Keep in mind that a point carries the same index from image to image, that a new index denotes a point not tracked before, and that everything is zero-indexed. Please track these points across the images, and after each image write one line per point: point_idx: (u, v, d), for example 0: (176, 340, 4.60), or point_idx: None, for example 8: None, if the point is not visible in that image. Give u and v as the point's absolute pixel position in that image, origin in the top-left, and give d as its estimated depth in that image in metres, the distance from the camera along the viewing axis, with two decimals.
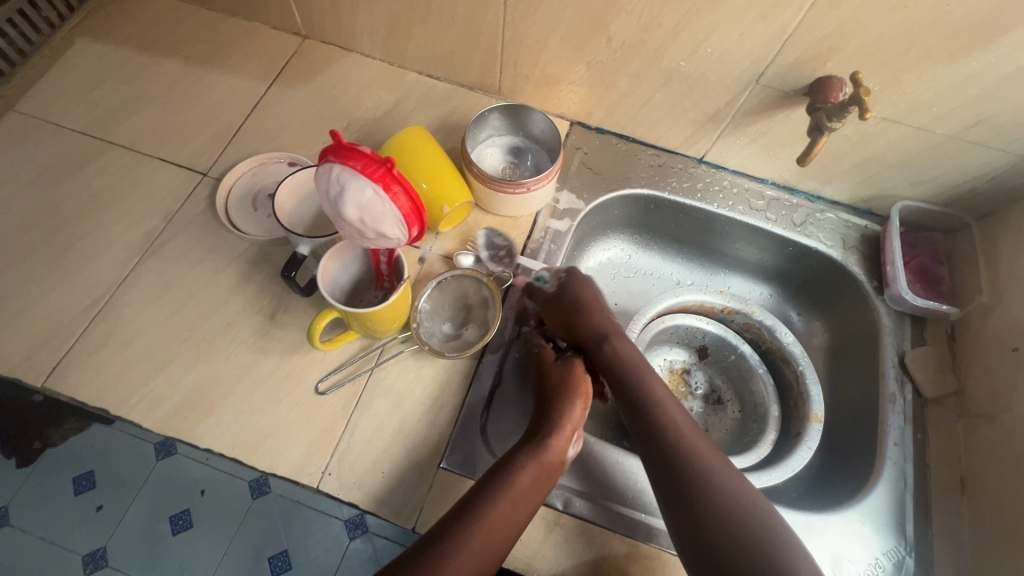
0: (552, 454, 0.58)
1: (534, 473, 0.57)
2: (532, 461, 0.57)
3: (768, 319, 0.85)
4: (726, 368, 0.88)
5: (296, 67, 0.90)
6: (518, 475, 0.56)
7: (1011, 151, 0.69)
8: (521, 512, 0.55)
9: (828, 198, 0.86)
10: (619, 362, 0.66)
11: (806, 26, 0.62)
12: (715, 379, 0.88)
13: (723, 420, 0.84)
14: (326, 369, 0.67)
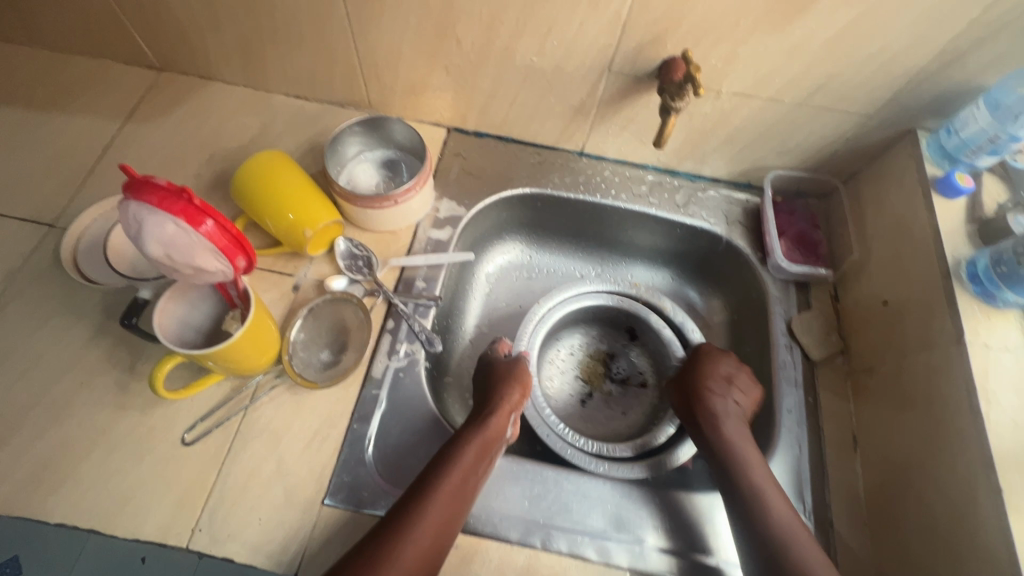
0: (493, 430, 0.63)
1: (476, 449, 0.60)
2: (472, 444, 0.60)
3: (679, 315, 0.84)
4: (652, 351, 0.86)
5: (152, 101, 0.85)
6: (461, 452, 0.59)
7: (857, 113, 0.71)
8: (463, 495, 0.57)
9: (708, 176, 0.87)
10: (729, 444, 0.65)
11: (637, 10, 0.62)
12: (640, 361, 0.87)
13: (642, 402, 0.84)
14: (193, 417, 0.63)
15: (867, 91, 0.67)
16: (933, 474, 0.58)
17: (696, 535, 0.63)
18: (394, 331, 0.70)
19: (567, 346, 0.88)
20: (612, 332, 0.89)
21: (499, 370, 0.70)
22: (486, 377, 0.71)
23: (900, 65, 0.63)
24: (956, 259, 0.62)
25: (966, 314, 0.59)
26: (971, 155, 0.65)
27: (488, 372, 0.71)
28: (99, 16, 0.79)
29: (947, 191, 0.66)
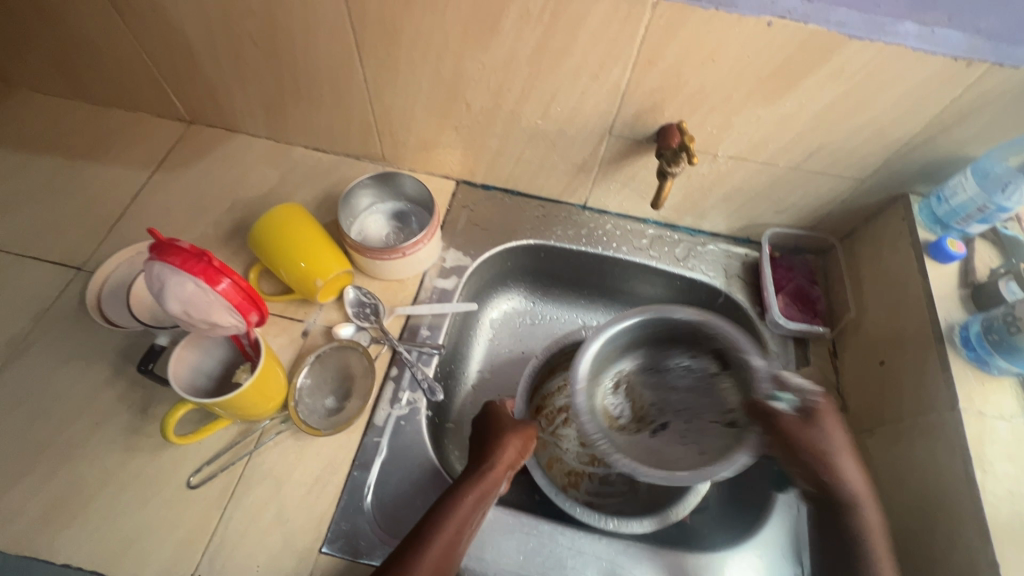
0: (489, 485, 0.62)
1: (473, 502, 0.60)
2: (465, 501, 0.60)
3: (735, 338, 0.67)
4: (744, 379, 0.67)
5: (180, 151, 0.91)
6: (457, 505, 0.59)
7: (850, 177, 0.73)
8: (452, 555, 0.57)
9: (708, 231, 0.89)
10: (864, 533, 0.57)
11: (635, 83, 0.66)
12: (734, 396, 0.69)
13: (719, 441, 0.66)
14: (199, 461, 0.65)
15: (858, 158, 0.70)
16: (931, 542, 0.58)
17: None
18: (398, 379, 0.72)
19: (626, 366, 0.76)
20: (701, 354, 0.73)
21: (500, 421, 0.70)
22: (487, 426, 0.70)
23: (889, 135, 0.66)
24: (949, 323, 0.64)
25: (961, 380, 0.60)
26: (962, 222, 0.67)
27: (491, 422, 0.70)
28: (137, 75, 0.85)
29: (939, 256, 0.67)
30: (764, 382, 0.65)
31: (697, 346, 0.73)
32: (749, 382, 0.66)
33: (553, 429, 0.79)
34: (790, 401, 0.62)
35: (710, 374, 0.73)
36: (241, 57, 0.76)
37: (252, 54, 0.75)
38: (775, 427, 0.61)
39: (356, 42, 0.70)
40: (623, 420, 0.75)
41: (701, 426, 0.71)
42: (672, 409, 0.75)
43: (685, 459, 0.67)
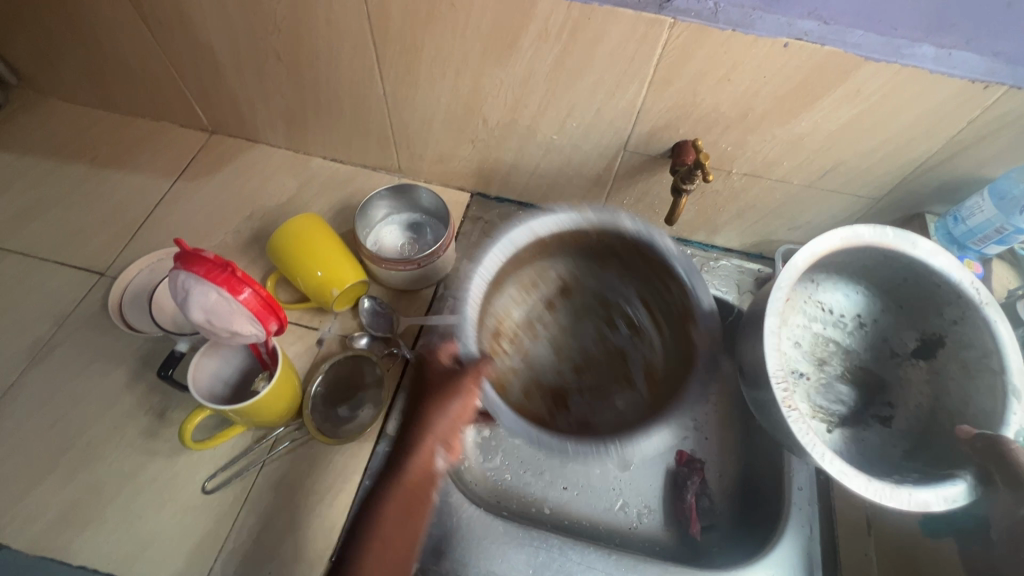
0: (417, 472, 0.52)
1: (401, 503, 0.51)
2: (394, 494, 0.51)
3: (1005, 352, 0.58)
4: (950, 380, 0.63)
5: (202, 160, 0.93)
6: (381, 509, 0.50)
7: (865, 196, 0.73)
8: (399, 554, 0.50)
9: (721, 246, 0.89)
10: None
11: (651, 100, 0.67)
12: (917, 387, 0.67)
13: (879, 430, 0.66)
14: (215, 466, 0.66)
15: (874, 176, 0.70)
16: None
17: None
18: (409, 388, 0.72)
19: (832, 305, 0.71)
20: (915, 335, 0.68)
21: (433, 380, 0.55)
22: (423, 383, 0.56)
23: (905, 155, 0.66)
24: None
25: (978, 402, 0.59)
26: (979, 243, 0.67)
27: (426, 378, 0.56)
28: (164, 86, 0.88)
29: None
30: (1019, 419, 0.56)
31: (920, 313, 0.67)
32: (992, 412, 0.58)
33: (513, 349, 0.64)
34: (1016, 432, 0.56)
35: (901, 357, 0.68)
36: (264, 70, 0.78)
37: (275, 67, 0.77)
38: (1015, 478, 0.52)
39: (377, 58, 0.71)
40: (829, 372, 0.69)
41: (870, 402, 0.68)
42: (856, 360, 0.70)
43: (869, 429, 0.67)
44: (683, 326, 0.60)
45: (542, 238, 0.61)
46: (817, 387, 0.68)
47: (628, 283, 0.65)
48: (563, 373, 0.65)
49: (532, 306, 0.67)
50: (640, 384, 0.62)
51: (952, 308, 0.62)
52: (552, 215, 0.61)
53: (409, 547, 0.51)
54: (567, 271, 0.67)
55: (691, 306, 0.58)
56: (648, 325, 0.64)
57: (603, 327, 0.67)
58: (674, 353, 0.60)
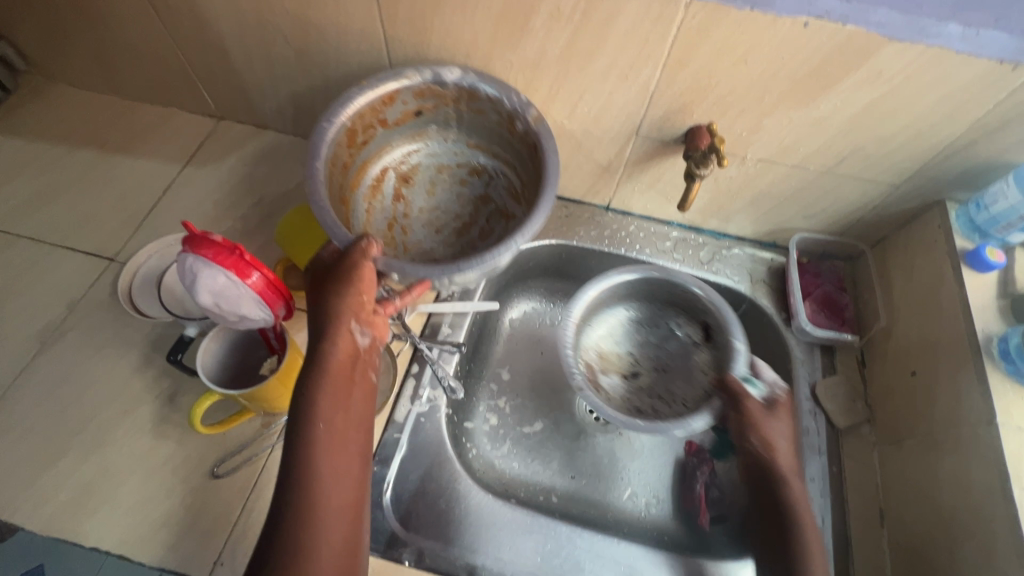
0: (338, 355, 0.52)
1: (332, 388, 0.51)
2: (323, 383, 0.51)
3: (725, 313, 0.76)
4: (718, 355, 0.77)
5: (210, 147, 0.92)
6: (314, 400, 0.50)
7: (884, 182, 0.71)
8: (347, 436, 0.50)
9: (733, 234, 0.88)
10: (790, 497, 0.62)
11: (664, 83, 0.65)
12: (698, 363, 0.80)
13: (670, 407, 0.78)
14: (224, 451, 0.66)
15: (893, 163, 0.68)
16: (964, 559, 0.56)
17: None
18: (418, 376, 0.73)
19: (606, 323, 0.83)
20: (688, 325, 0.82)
21: (323, 276, 0.57)
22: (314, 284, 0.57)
23: (926, 140, 0.64)
24: (987, 334, 0.61)
25: (998, 393, 0.58)
26: (1001, 230, 0.65)
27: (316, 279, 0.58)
28: (171, 72, 0.87)
29: (977, 265, 0.65)
30: (742, 364, 0.71)
31: (687, 312, 0.82)
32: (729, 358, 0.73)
33: (403, 235, 0.76)
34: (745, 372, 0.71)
35: (692, 345, 0.81)
36: (271, 54, 0.77)
37: (282, 51, 0.76)
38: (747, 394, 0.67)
39: (385, 40, 0.70)
40: (629, 375, 0.81)
41: (678, 388, 0.80)
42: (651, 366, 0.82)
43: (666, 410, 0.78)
44: (526, 149, 0.72)
45: (352, 125, 0.67)
46: (628, 388, 0.80)
47: (462, 130, 0.76)
48: (454, 236, 0.76)
49: (390, 185, 0.77)
50: (505, 203, 0.77)
51: (691, 300, 0.80)
52: (351, 106, 0.66)
53: (356, 427, 0.52)
54: (410, 141, 0.77)
55: (531, 128, 0.67)
56: (485, 159, 0.78)
57: (464, 177, 0.79)
58: (521, 167, 0.75)
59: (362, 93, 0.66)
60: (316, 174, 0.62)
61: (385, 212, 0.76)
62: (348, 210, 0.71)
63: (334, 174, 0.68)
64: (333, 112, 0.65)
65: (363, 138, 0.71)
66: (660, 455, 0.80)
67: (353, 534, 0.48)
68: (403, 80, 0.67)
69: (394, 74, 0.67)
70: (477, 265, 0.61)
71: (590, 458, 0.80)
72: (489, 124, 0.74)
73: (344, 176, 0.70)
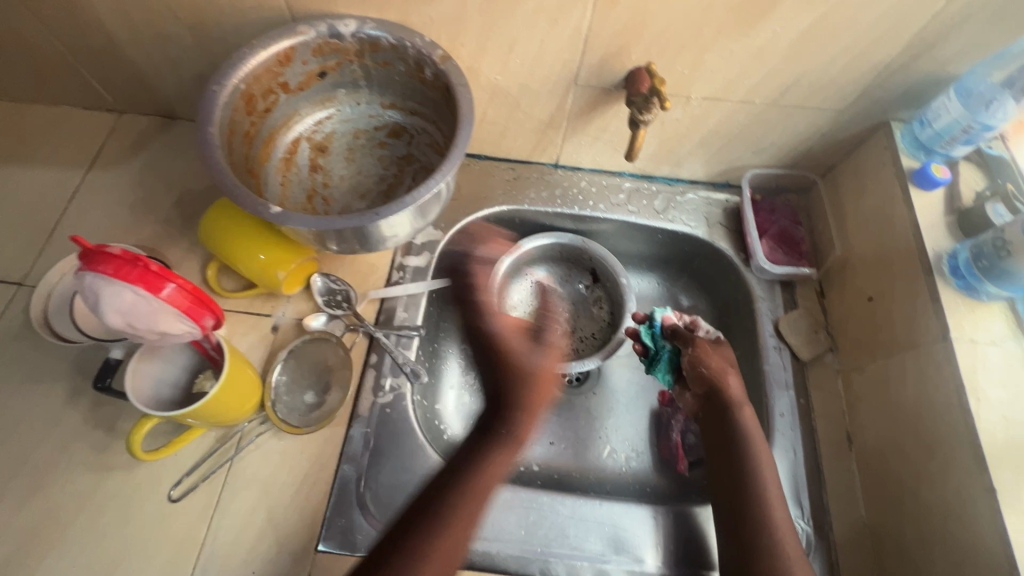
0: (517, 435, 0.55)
1: (486, 464, 0.52)
2: (494, 452, 0.53)
3: (605, 255, 0.84)
4: (610, 293, 0.85)
5: (116, 145, 0.83)
6: (481, 459, 0.53)
7: (830, 109, 0.70)
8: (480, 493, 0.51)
9: (686, 179, 0.86)
10: (745, 437, 0.61)
11: (597, 25, 0.61)
12: (594, 304, 0.87)
13: (582, 343, 0.84)
14: (179, 472, 0.62)
15: (837, 88, 0.66)
16: (927, 472, 0.57)
17: (696, 550, 0.63)
18: (378, 365, 0.69)
19: (514, 292, 0.86)
20: (579, 272, 0.88)
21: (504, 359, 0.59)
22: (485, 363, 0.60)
23: (868, 60, 0.62)
24: (937, 253, 0.62)
25: (951, 309, 0.58)
26: (946, 146, 0.64)
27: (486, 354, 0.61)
28: (51, 64, 0.77)
29: (923, 183, 0.65)
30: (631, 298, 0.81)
31: (578, 264, 0.87)
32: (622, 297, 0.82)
33: (325, 205, 0.70)
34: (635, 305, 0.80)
35: (586, 290, 0.88)
36: (163, 33, 0.69)
37: (174, 28, 0.68)
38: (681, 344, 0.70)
39: (287, 5, 0.62)
40: (557, 325, 0.86)
41: (583, 330, 0.85)
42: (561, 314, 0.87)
43: (582, 348, 0.84)
44: (441, 97, 0.66)
45: (249, 90, 0.61)
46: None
47: (374, 88, 0.71)
48: (383, 198, 0.71)
49: (305, 156, 0.71)
50: (429, 160, 0.72)
51: (582, 254, 0.85)
52: (243, 66, 0.59)
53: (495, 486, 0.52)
54: (319, 107, 0.71)
55: (440, 71, 0.62)
56: (406, 119, 0.73)
57: (383, 139, 0.73)
58: (442, 121, 0.70)
59: (254, 53, 0.59)
60: (211, 146, 0.55)
61: (302, 182, 0.70)
62: (259, 184, 0.65)
63: (235, 143, 0.61)
64: (222, 75, 0.58)
65: (264, 105, 0.64)
66: (636, 408, 0.81)
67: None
68: (297, 35, 0.61)
69: (287, 30, 0.61)
70: (394, 211, 0.58)
71: (568, 421, 0.80)
72: (400, 78, 0.68)
73: (250, 148, 0.64)
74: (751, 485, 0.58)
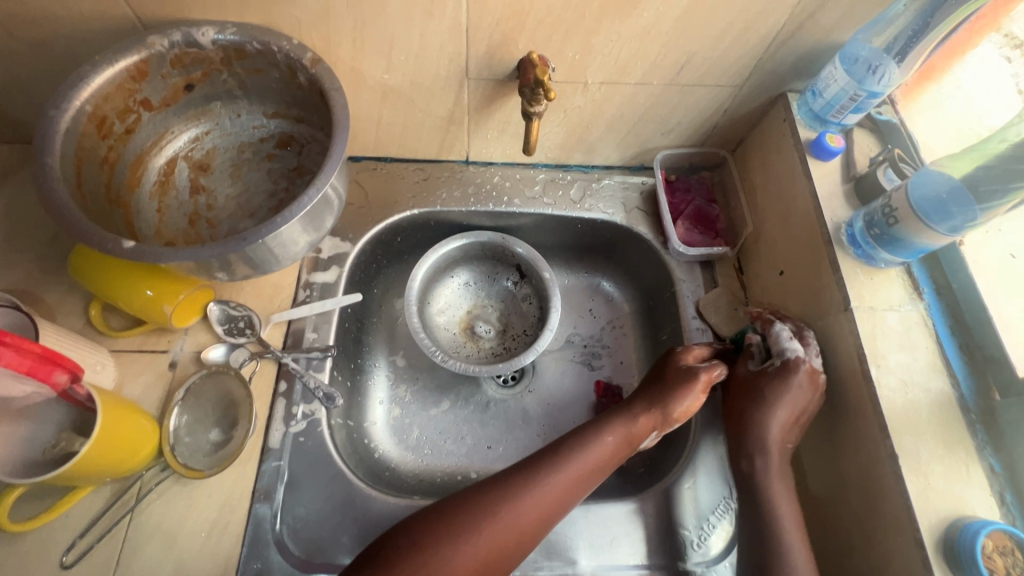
0: (637, 428, 0.62)
1: (617, 437, 0.61)
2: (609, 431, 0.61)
3: (526, 251, 0.80)
4: (538, 288, 0.82)
5: None
6: (601, 438, 0.60)
7: (728, 84, 0.69)
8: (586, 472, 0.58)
9: (601, 164, 0.84)
10: (762, 484, 0.58)
11: (475, 15, 0.58)
12: (526, 300, 0.84)
13: (515, 343, 0.82)
14: (72, 535, 0.57)
15: (732, 63, 0.65)
16: (839, 443, 0.57)
17: (664, 549, 0.61)
18: (289, 394, 0.66)
19: (440, 298, 0.83)
20: (506, 269, 0.85)
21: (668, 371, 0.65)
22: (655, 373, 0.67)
23: (756, 33, 0.61)
24: (836, 223, 0.62)
25: (850, 279, 0.59)
26: (838, 114, 0.64)
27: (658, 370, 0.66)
28: None
29: (820, 153, 0.65)
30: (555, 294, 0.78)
31: (502, 260, 0.84)
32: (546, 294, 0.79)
33: (211, 227, 0.65)
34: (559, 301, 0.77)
35: (515, 287, 0.85)
36: (1, 52, 0.61)
37: (11, 46, 0.60)
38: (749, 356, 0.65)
39: (134, 13, 0.57)
40: (488, 327, 0.84)
41: (516, 328, 0.83)
42: (492, 315, 0.85)
43: (514, 348, 0.82)
44: (322, 103, 0.62)
45: (99, 112, 0.55)
46: (479, 345, 0.82)
47: (252, 98, 0.66)
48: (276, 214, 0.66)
49: (184, 176, 0.66)
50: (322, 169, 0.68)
51: (504, 252, 0.82)
52: (86, 87, 0.53)
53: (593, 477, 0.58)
54: (193, 123, 0.65)
55: (313, 75, 0.58)
56: (293, 128, 0.68)
57: (271, 150, 0.68)
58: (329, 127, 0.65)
59: (96, 71, 0.53)
60: (51, 180, 0.50)
61: (183, 206, 0.65)
62: (128, 213, 0.60)
63: (88, 172, 0.55)
64: (59, 97, 0.52)
65: (123, 126, 0.59)
66: (572, 402, 0.80)
67: (504, 555, 0.52)
68: (146, 47, 0.55)
69: (133, 42, 0.55)
70: (264, 233, 0.52)
71: (503, 423, 0.78)
72: (277, 85, 0.63)
73: (112, 175, 0.59)
74: (772, 539, 0.55)
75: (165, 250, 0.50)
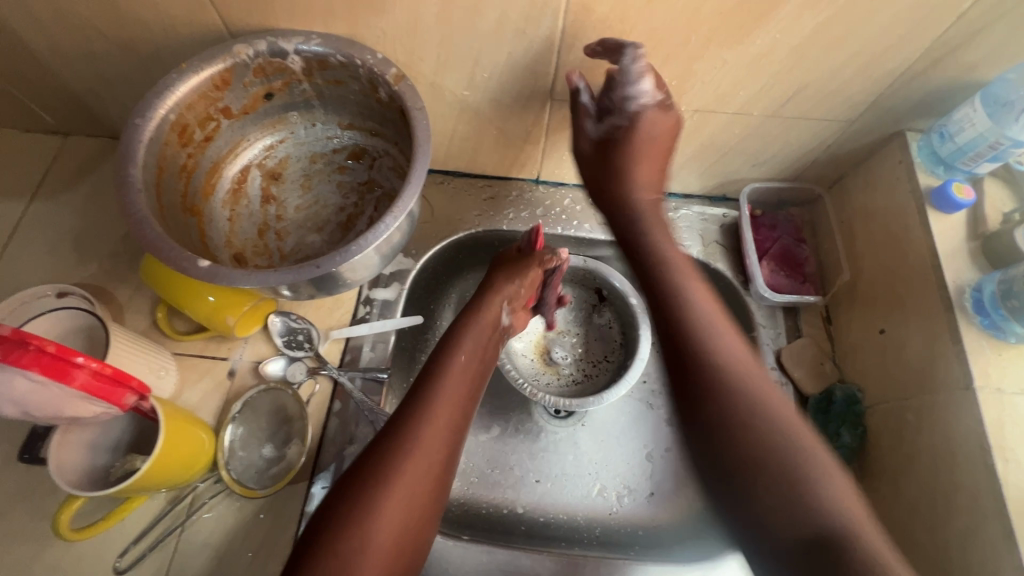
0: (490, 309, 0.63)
1: (474, 330, 0.61)
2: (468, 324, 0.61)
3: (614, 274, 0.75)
4: (620, 311, 0.78)
5: (61, 171, 0.76)
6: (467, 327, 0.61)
7: (837, 119, 0.62)
8: (479, 355, 0.60)
9: (680, 193, 0.78)
10: (683, 303, 0.54)
11: (571, 35, 0.53)
12: (607, 321, 0.79)
13: (598, 368, 0.77)
14: (126, 540, 0.57)
15: (847, 96, 0.59)
16: (945, 537, 0.51)
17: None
18: (343, 415, 0.64)
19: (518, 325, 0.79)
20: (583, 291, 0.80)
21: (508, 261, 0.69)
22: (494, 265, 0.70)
23: (881, 68, 0.55)
24: (959, 285, 0.55)
25: (974, 354, 0.52)
26: (969, 162, 0.57)
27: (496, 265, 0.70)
28: None
29: (943, 204, 0.58)
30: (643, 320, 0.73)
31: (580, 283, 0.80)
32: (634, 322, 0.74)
33: (278, 240, 0.64)
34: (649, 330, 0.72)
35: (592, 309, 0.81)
36: (93, 52, 0.62)
37: (104, 46, 0.60)
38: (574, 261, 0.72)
39: (221, 20, 0.55)
40: (569, 353, 0.79)
41: (598, 353, 0.78)
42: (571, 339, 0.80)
43: (599, 377, 0.77)
44: (401, 119, 0.60)
45: (182, 120, 0.55)
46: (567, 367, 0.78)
47: (329, 108, 0.64)
48: (341, 229, 0.65)
49: (256, 185, 0.65)
50: (393, 186, 0.66)
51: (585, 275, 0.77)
52: (171, 95, 0.52)
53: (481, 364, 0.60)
54: (269, 131, 0.64)
55: (395, 92, 0.55)
56: (366, 140, 0.66)
57: (343, 162, 0.67)
58: (404, 143, 0.63)
59: (181, 80, 0.52)
60: (133, 191, 0.49)
61: (253, 216, 0.64)
62: (201, 222, 0.59)
63: (167, 181, 0.55)
64: (145, 106, 0.51)
65: (202, 134, 0.58)
66: (629, 441, 0.75)
67: (452, 448, 0.52)
68: (232, 55, 0.54)
69: (218, 51, 0.54)
70: (338, 261, 0.51)
71: (554, 457, 0.74)
72: (355, 97, 0.61)
73: (189, 182, 0.59)
74: (717, 365, 0.50)
75: (239, 273, 0.49)
